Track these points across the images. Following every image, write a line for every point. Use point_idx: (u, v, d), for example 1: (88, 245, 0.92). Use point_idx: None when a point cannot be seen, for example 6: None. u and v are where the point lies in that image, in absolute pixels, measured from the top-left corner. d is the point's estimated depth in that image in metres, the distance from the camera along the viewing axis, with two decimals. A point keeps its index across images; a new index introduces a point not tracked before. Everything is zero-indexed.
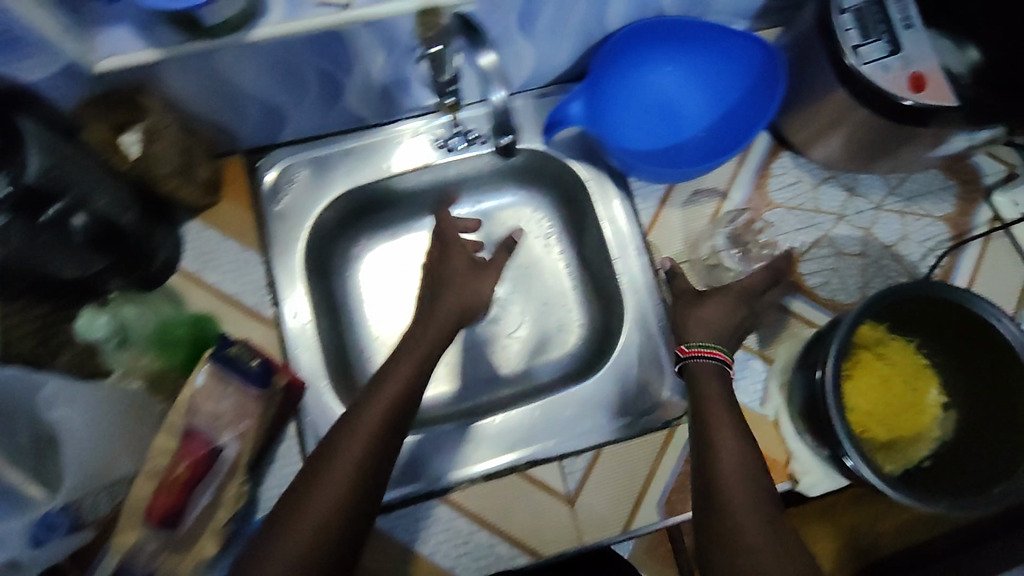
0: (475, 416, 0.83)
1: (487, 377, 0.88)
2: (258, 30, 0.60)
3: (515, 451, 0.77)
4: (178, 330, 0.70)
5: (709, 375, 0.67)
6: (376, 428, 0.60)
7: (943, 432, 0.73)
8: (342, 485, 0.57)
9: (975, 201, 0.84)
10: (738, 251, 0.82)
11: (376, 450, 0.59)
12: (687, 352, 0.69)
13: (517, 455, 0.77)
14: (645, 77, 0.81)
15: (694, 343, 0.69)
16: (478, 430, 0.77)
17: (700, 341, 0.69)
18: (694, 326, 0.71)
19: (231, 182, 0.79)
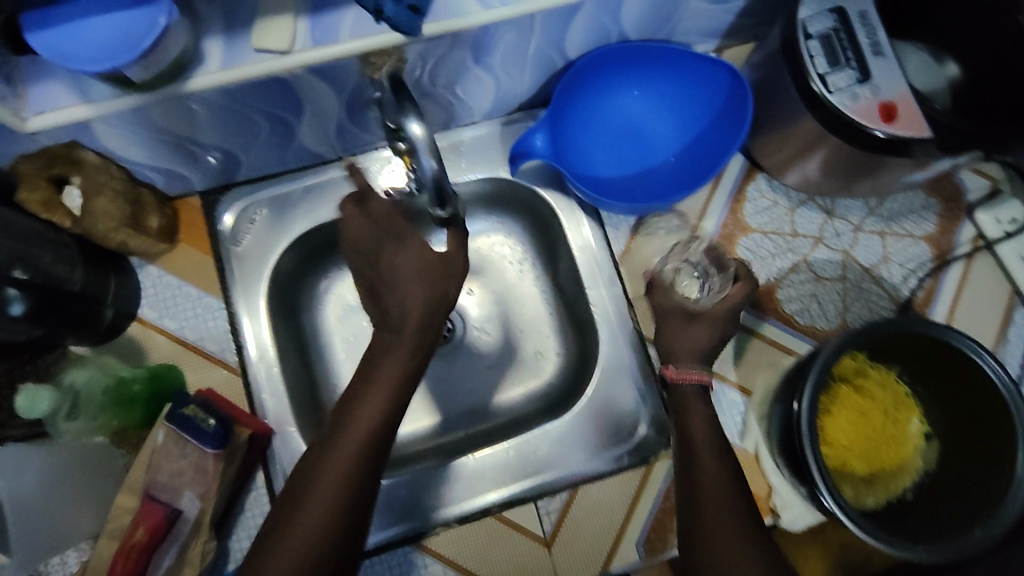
0: (451, 455, 0.80)
1: (463, 411, 0.86)
2: (195, 80, 0.58)
3: (495, 490, 0.75)
4: (134, 387, 0.66)
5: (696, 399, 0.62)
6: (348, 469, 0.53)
7: (925, 462, 0.71)
8: (310, 533, 0.51)
9: (957, 219, 0.82)
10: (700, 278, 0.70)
11: (350, 495, 0.53)
12: (675, 376, 0.63)
13: (498, 494, 0.75)
14: (612, 102, 0.79)
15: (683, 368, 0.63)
16: (457, 470, 0.75)
17: (688, 365, 0.63)
18: (677, 344, 0.65)
19: (190, 226, 0.78)
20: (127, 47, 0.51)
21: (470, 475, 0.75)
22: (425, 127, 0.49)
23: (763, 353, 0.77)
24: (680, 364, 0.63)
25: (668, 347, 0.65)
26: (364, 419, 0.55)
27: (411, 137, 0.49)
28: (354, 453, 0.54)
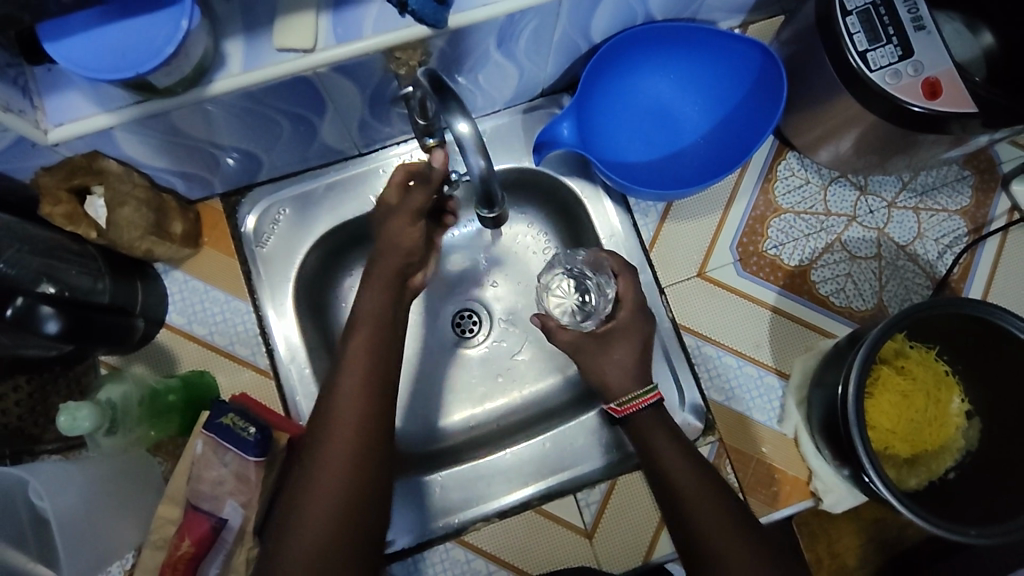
0: (481, 450, 0.80)
1: (496, 405, 0.85)
2: (217, 84, 0.56)
3: (532, 484, 0.74)
4: (169, 397, 0.65)
5: (654, 424, 0.65)
6: (347, 457, 0.56)
7: (966, 441, 0.70)
8: (322, 523, 0.53)
9: (992, 191, 0.80)
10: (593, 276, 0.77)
11: (355, 479, 0.55)
12: (623, 412, 0.65)
13: (534, 487, 0.74)
14: (639, 85, 0.77)
15: (625, 399, 0.66)
16: (491, 465, 0.75)
17: (629, 394, 0.66)
18: (613, 373, 0.68)
19: (213, 229, 0.76)
20: (151, 53, 0.50)
21: (504, 464, 0.75)
22: (474, 125, 0.48)
23: (800, 335, 0.76)
24: (623, 398, 0.66)
25: (603, 380, 0.69)
26: (370, 395, 0.59)
27: (458, 134, 0.48)
28: (360, 421, 0.57)
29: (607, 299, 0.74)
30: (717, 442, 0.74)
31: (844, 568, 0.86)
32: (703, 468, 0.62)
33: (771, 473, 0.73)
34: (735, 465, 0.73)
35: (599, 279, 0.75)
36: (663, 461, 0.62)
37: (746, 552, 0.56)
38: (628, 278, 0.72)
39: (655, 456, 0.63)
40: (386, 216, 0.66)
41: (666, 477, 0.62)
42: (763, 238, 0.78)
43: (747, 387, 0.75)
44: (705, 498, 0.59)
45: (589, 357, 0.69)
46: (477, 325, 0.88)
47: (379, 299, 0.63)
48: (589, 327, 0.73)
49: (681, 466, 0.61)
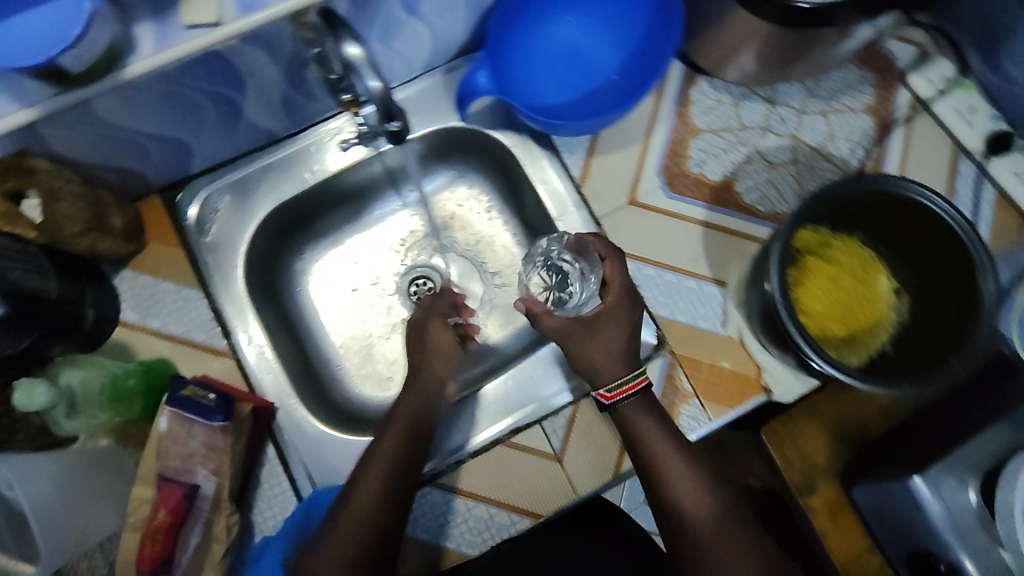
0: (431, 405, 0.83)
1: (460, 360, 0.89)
2: (132, 65, 0.58)
3: (515, 414, 0.78)
4: (129, 381, 0.65)
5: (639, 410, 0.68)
6: (383, 474, 0.65)
7: (899, 316, 0.74)
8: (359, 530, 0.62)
9: (892, 86, 0.84)
10: (576, 262, 0.78)
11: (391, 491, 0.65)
12: (612, 397, 0.68)
13: (516, 417, 0.78)
14: (547, 31, 0.81)
15: (614, 384, 0.68)
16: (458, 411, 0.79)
17: (617, 380, 0.68)
18: (602, 360, 0.69)
19: (154, 225, 0.77)
20: (59, 36, 0.52)
21: (486, 399, 0.79)
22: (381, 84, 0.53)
23: (730, 243, 0.80)
24: (610, 384, 0.68)
25: (592, 364, 0.69)
26: (402, 419, 0.69)
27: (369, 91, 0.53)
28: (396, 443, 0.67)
29: (590, 287, 0.75)
30: (669, 353, 0.77)
31: (814, 467, 0.97)
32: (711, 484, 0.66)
33: (725, 375, 0.77)
34: (689, 372, 0.77)
35: (585, 264, 0.77)
36: (674, 476, 0.65)
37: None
38: (616, 262, 0.72)
39: (666, 469, 0.65)
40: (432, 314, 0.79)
41: (671, 493, 0.64)
42: (686, 159, 0.82)
43: (689, 300, 0.79)
44: (717, 525, 0.63)
45: (576, 343, 0.69)
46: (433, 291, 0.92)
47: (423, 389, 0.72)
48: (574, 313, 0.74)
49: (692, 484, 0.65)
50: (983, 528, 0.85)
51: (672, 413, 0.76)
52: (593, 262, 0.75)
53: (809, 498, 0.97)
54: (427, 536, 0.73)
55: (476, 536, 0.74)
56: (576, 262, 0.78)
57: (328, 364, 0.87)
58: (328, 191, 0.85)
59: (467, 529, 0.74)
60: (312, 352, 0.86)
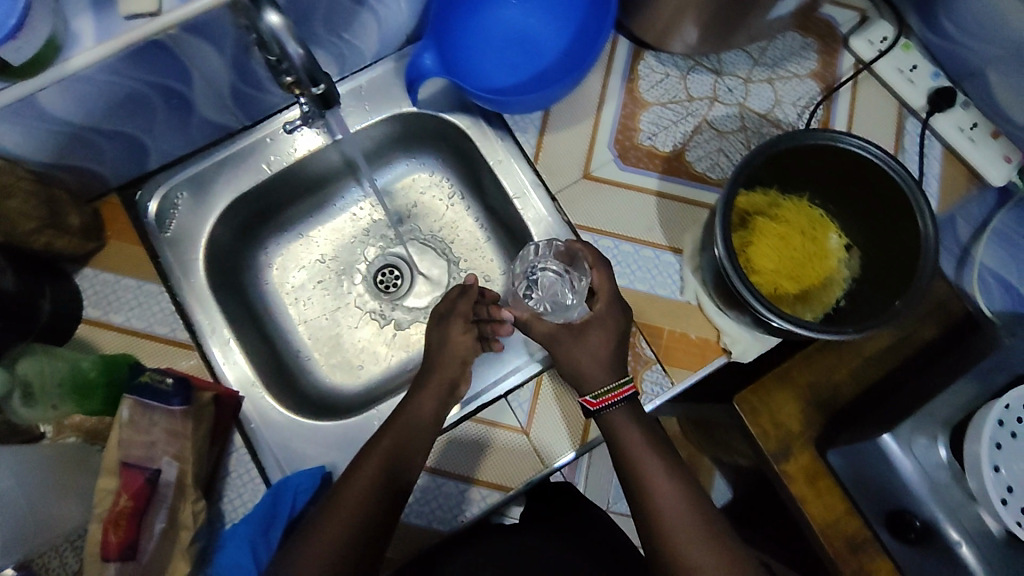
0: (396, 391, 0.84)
1: None
2: (74, 58, 0.60)
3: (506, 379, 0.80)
4: (90, 374, 0.67)
5: (626, 419, 0.70)
6: (371, 481, 0.65)
7: (851, 272, 0.76)
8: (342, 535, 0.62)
9: (835, 52, 0.86)
10: (561, 270, 0.76)
11: (377, 498, 0.65)
12: (598, 404, 0.70)
13: (505, 383, 0.79)
14: (493, 15, 0.82)
15: (600, 391, 0.70)
16: None
17: (603, 387, 0.70)
18: (586, 361, 0.71)
19: (114, 223, 0.78)
20: None
21: (485, 363, 0.82)
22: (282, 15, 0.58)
23: (684, 212, 0.81)
24: (597, 390, 0.70)
25: (563, 359, 0.72)
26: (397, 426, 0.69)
27: None
28: (388, 449, 0.67)
29: (578, 294, 0.74)
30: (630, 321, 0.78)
31: (790, 435, 0.89)
32: (696, 504, 0.67)
33: (684, 339, 0.78)
34: (649, 339, 0.78)
35: (574, 274, 0.75)
36: (656, 498, 0.66)
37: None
38: (603, 270, 0.73)
39: (649, 489, 0.67)
40: (457, 316, 0.77)
41: (652, 500, 0.66)
42: (637, 132, 0.83)
43: (645, 268, 0.80)
44: (696, 552, 0.64)
45: (563, 347, 0.71)
46: (399, 279, 0.94)
47: (422, 407, 0.71)
48: (562, 322, 0.74)
49: (674, 508, 0.66)
50: (957, 484, 0.86)
51: (636, 379, 0.77)
52: (580, 271, 0.75)
53: (785, 465, 0.88)
54: (412, 515, 0.75)
55: (447, 513, 0.75)
56: (561, 270, 0.76)
57: (297, 356, 0.88)
58: (287, 182, 0.87)
59: (438, 507, 0.75)
60: (280, 344, 0.87)
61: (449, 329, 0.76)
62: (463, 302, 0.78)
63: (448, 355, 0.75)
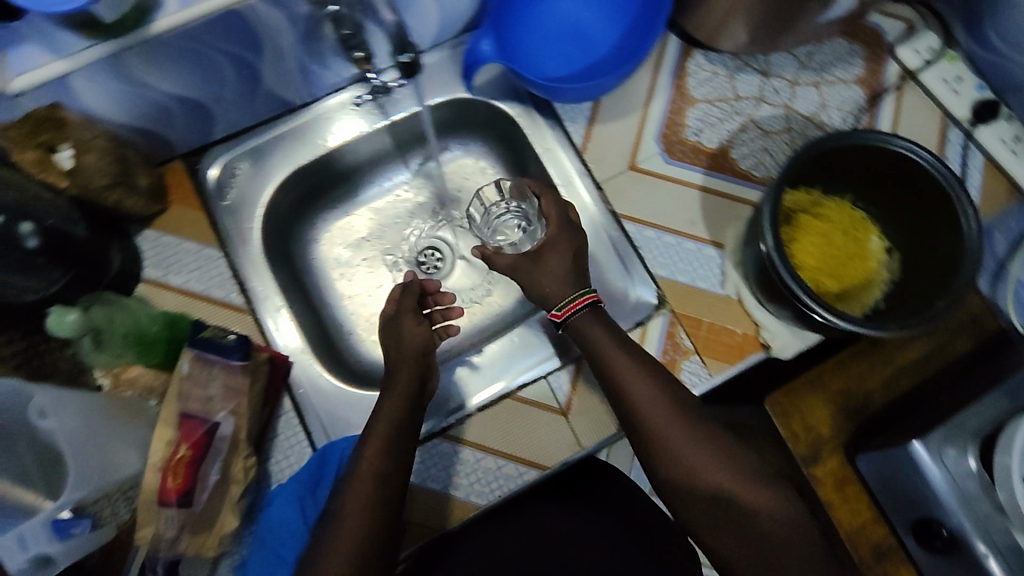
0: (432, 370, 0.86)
1: (482, 327, 0.92)
2: (160, 21, 0.62)
3: (498, 383, 0.82)
4: (151, 329, 0.70)
5: (590, 320, 0.73)
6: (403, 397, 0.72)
7: (890, 274, 0.78)
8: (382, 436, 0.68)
9: (882, 60, 0.88)
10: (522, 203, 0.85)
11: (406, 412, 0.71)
12: (562, 314, 0.74)
13: (501, 386, 0.82)
14: (548, 7, 0.85)
15: (563, 304, 0.74)
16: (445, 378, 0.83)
17: (565, 299, 0.74)
18: (550, 283, 0.75)
19: (178, 188, 0.82)
20: None
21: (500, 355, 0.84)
22: None
23: (728, 207, 0.83)
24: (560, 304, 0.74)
25: (579, 328, 0.73)
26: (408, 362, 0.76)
27: None
28: (411, 377, 0.75)
29: (533, 219, 0.83)
30: (669, 312, 0.81)
31: (820, 439, 0.96)
32: (667, 391, 0.69)
33: (723, 332, 0.80)
34: (688, 330, 0.80)
35: (529, 203, 0.83)
36: (632, 390, 0.69)
37: (749, 502, 0.64)
38: (549, 196, 0.79)
39: (622, 384, 0.69)
40: (405, 312, 0.81)
41: (627, 394, 0.69)
42: (683, 127, 0.86)
43: (687, 261, 0.82)
44: (677, 434, 0.66)
45: (524, 273, 0.77)
46: (441, 261, 0.96)
47: (407, 389, 0.74)
48: (526, 246, 0.82)
49: (651, 396, 0.68)
50: (986, 496, 0.84)
51: (674, 368, 0.79)
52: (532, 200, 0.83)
53: (813, 468, 0.96)
54: (447, 488, 0.76)
55: (485, 486, 0.77)
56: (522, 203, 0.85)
57: (339, 328, 0.90)
58: (341, 160, 0.90)
59: (476, 481, 0.77)
60: (325, 316, 0.89)
61: (401, 326, 0.80)
62: (405, 299, 0.83)
63: (407, 346, 0.77)
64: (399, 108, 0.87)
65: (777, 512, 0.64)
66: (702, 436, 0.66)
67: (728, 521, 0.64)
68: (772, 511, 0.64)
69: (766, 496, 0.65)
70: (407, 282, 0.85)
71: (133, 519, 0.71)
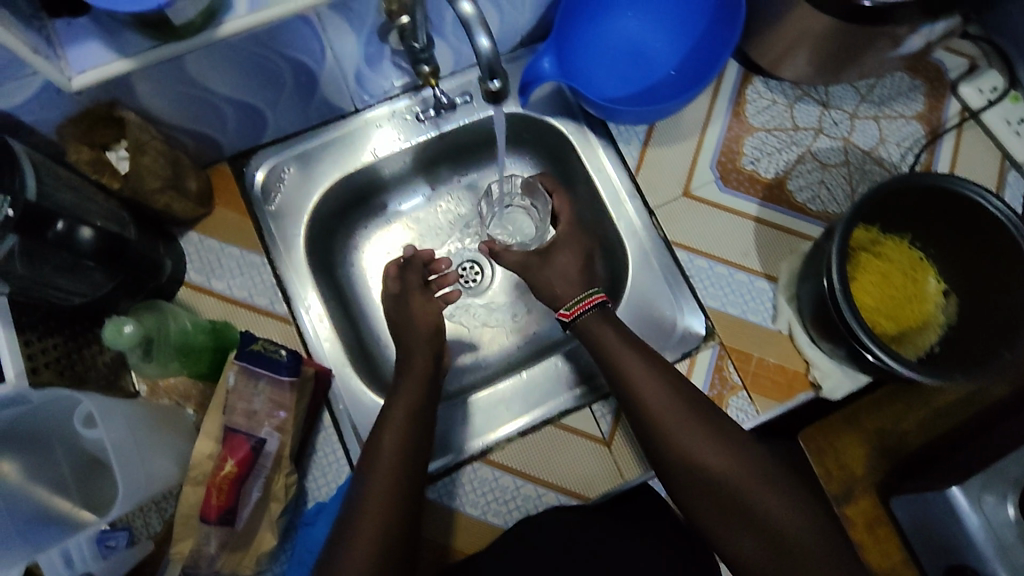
0: (463, 395, 0.84)
1: (520, 346, 0.90)
2: (227, 24, 0.59)
3: (529, 413, 0.80)
4: (198, 339, 0.68)
5: (599, 321, 0.73)
6: (415, 390, 0.73)
7: (947, 317, 0.76)
8: (397, 439, 0.68)
9: (943, 96, 0.87)
10: (529, 198, 0.88)
11: (420, 410, 0.71)
12: (571, 314, 0.74)
13: (532, 416, 0.80)
14: (610, 24, 0.83)
15: (573, 303, 0.75)
16: (477, 403, 0.81)
17: (575, 299, 0.75)
18: (559, 282, 0.78)
19: (223, 191, 0.80)
20: None
21: (535, 383, 0.82)
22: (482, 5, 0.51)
23: (782, 240, 0.82)
24: (569, 304, 0.76)
25: (596, 338, 0.73)
26: (420, 364, 0.76)
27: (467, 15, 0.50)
28: (422, 373, 0.75)
29: (544, 218, 0.87)
30: (718, 344, 0.79)
31: (852, 478, 0.97)
32: (677, 393, 0.70)
33: (773, 368, 0.78)
34: (737, 364, 0.79)
35: (540, 206, 0.87)
36: (643, 392, 0.69)
37: (760, 504, 0.65)
38: (562, 197, 0.84)
39: (632, 385, 0.70)
40: (413, 288, 0.83)
41: (638, 396, 0.69)
42: (740, 156, 0.84)
43: (739, 292, 0.81)
44: (688, 434, 0.67)
45: (534, 271, 0.80)
46: (479, 276, 0.94)
47: (420, 390, 0.73)
48: (535, 247, 0.85)
49: (661, 398, 0.69)
50: None
51: (720, 403, 0.77)
52: (543, 198, 0.86)
53: (844, 508, 0.97)
54: (484, 514, 0.76)
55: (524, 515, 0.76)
56: (529, 198, 0.88)
57: (375, 338, 0.87)
58: (388, 170, 0.88)
59: (513, 508, 0.76)
60: (363, 328, 0.87)
61: (412, 304, 0.81)
62: (410, 275, 0.84)
63: (421, 325, 0.80)
64: (453, 121, 0.85)
65: (785, 510, 0.65)
66: (712, 437, 0.67)
67: (739, 522, 0.65)
68: (782, 509, 0.65)
69: (776, 496, 0.65)
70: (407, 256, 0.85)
71: (168, 530, 0.70)
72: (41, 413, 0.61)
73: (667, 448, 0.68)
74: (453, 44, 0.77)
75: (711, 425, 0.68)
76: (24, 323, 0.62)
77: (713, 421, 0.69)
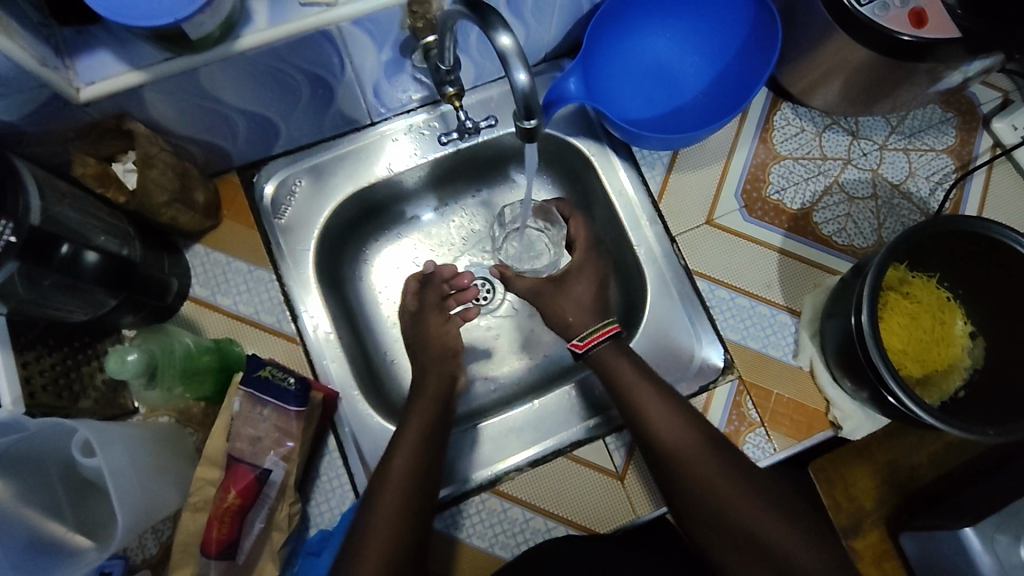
0: (473, 420, 0.81)
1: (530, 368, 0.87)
2: (244, 39, 0.56)
3: (540, 443, 0.78)
4: (201, 359, 0.66)
5: (613, 355, 0.71)
6: (424, 418, 0.70)
7: (973, 361, 0.74)
8: (404, 473, 0.65)
9: (974, 130, 0.84)
10: (541, 221, 0.86)
11: (429, 441, 0.68)
12: (584, 346, 0.72)
13: (543, 446, 0.78)
14: (639, 44, 0.80)
15: (586, 334, 0.72)
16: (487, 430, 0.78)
17: (588, 330, 0.73)
18: (573, 309, 0.75)
19: (231, 203, 0.78)
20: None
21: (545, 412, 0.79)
22: (514, 37, 0.48)
23: (807, 273, 0.80)
24: (582, 335, 0.73)
25: (611, 371, 0.70)
26: (430, 390, 0.73)
27: (500, 48, 0.48)
28: (432, 399, 0.72)
29: (557, 243, 0.84)
30: (737, 379, 0.77)
31: (863, 511, 0.82)
32: (695, 432, 0.67)
33: (793, 406, 0.76)
34: (756, 400, 0.76)
35: (553, 231, 0.85)
36: (659, 430, 0.67)
37: (782, 548, 0.61)
38: (580, 221, 0.81)
39: (646, 423, 0.67)
40: (430, 308, 0.79)
41: (652, 434, 0.67)
42: (765, 184, 0.82)
43: (760, 326, 0.78)
44: (706, 476, 0.64)
45: (548, 298, 0.77)
46: (490, 293, 0.90)
47: (429, 416, 0.70)
48: (546, 272, 0.83)
49: (677, 438, 0.66)
50: None
51: (737, 440, 0.75)
52: (559, 224, 0.84)
53: (853, 541, 0.82)
54: (491, 547, 0.73)
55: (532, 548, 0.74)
56: (541, 221, 0.86)
57: (384, 357, 0.85)
58: (403, 185, 0.85)
59: (521, 541, 0.74)
60: (371, 348, 0.84)
61: (428, 325, 0.78)
62: (428, 293, 0.80)
63: (431, 347, 0.77)
64: (473, 139, 0.83)
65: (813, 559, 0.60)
66: (731, 479, 0.64)
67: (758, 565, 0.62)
68: (809, 557, 0.60)
69: (801, 542, 0.61)
70: (430, 272, 0.82)
71: (165, 554, 0.67)
72: (36, 441, 0.58)
73: (683, 491, 0.65)
74: (474, 58, 0.74)
75: (730, 466, 0.65)
76: (20, 341, 0.60)
77: (732, 461, 0.66)
